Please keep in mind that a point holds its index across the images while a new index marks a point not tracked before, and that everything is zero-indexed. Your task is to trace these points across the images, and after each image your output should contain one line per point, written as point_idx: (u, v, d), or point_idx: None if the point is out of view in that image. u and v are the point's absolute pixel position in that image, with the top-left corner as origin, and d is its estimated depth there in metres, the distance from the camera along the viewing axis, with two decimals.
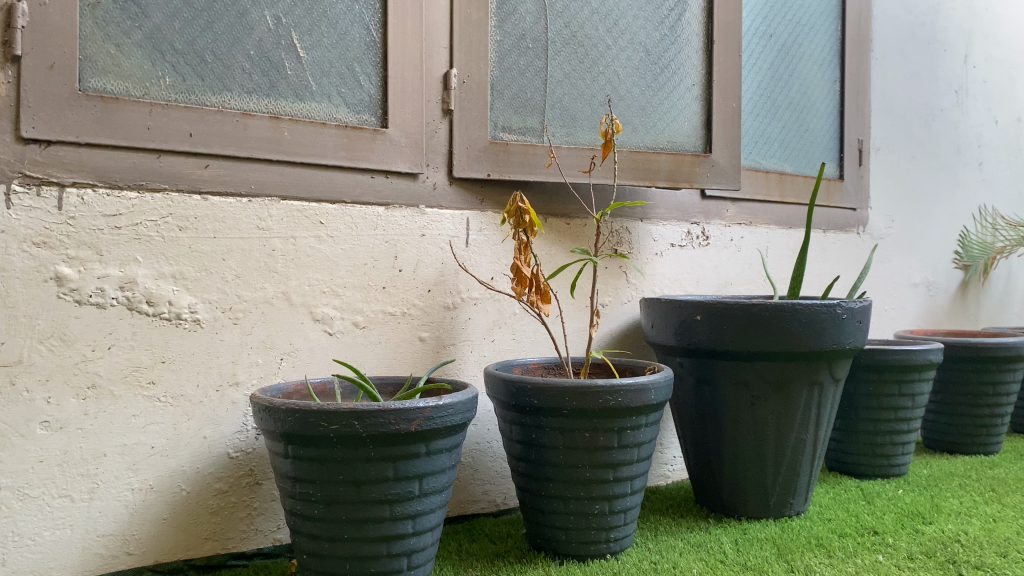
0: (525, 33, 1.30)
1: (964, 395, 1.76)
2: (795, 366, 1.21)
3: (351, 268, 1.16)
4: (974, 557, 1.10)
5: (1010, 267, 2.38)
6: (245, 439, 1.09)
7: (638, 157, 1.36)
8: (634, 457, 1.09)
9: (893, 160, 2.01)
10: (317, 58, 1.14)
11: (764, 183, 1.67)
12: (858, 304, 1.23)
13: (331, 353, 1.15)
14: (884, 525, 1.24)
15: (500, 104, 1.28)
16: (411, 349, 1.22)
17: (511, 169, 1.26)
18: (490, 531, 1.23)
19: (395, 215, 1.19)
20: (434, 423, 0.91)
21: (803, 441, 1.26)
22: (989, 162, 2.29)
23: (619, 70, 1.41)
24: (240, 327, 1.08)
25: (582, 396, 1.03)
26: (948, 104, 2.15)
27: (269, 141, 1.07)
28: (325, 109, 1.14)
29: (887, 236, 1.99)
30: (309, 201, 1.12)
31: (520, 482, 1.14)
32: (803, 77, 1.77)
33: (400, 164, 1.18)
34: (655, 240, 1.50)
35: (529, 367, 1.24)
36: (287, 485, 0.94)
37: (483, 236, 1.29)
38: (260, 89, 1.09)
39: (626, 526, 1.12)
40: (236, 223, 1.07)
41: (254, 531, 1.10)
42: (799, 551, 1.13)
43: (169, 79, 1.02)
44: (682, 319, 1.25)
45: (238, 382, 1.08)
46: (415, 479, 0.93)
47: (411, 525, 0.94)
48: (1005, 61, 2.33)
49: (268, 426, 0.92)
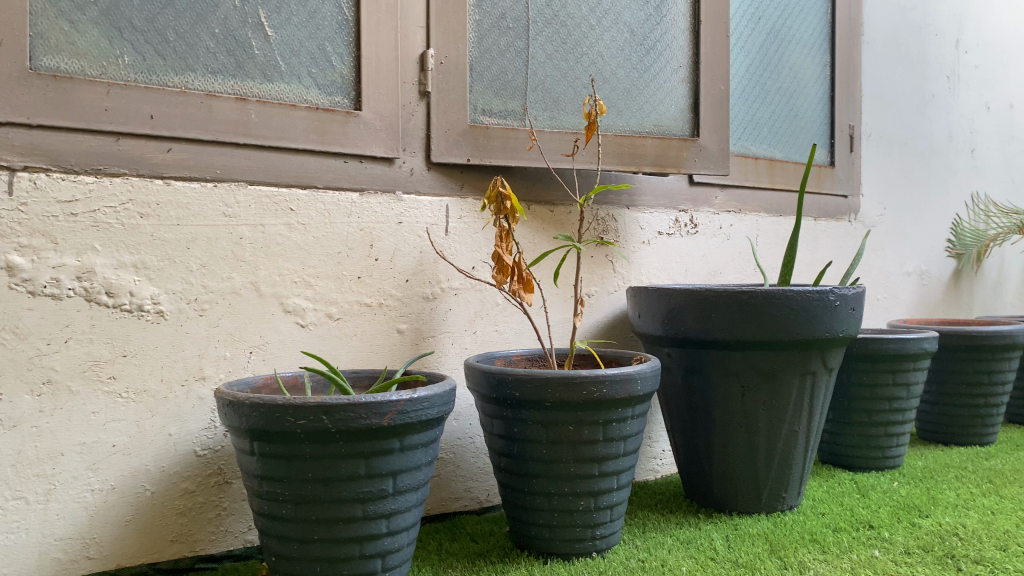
0: (505, 13, 1.25)
1: (959, 385, 1.72)
2: (786, 356, 1.17)
3: (324, 257, 1.11)
4: (973, 551, 1.06)
5: (1003, 256, 2.34)
6: (213, 436, 1.04)
7: (624, 141, 1.32)
8: (620, 451, 1.05)
9: (884, 146, 1.97)
10: (286, 38, 1.09)
11: (754, 170, 1.62)
12: (851, 290, 1.19)
13: (303, 345, 1.10)
14: (880, 519, 1.20)
15: (479, 86, 1.23)
16: (389, 342, 1.17)
17: (492, 154, 1.21)
18: (472, 529, 1.18)
19: (371, 202, 1.14)
20: (408, 417, 0.86)
21: (795, 433, 1.22)
22: (981, 148, 2.26)
23: (603, 52, 1.36)
24: (207, 319, 1.03)
25: (566, 387, 0.99)
26: (940, 90, 2.11)
27: (235, 123, 1.02)
28: (295, 91, 1.09)
29: (879, 224, 1.95)
30: (278, 186, 1.07)
31: (502, 477, 1.10)
32: (792, 61, 1.73)
33: (375, 148, 1.13)
34: (642, 228, 1.45)
35: (512, 360, 1.19)
36: (253, 484, 0.89)
37: (463, 224, 1.24)
38: (226, 69, 1.04)
39: (613, 523, 1.08)
40: (201, 210, 1.02)
41: (224, 532, 1.05)
42: (792, 547, 1.09)
43: (129, 59, 0.97)
44: (669, 308, 1.21)
45: (205, 376, 1.03)
46: (389, 476, 0.88)
47: (385, 525, 0.89)
48: (997, 46, 2.29)
49: (232, 422, 0.87)
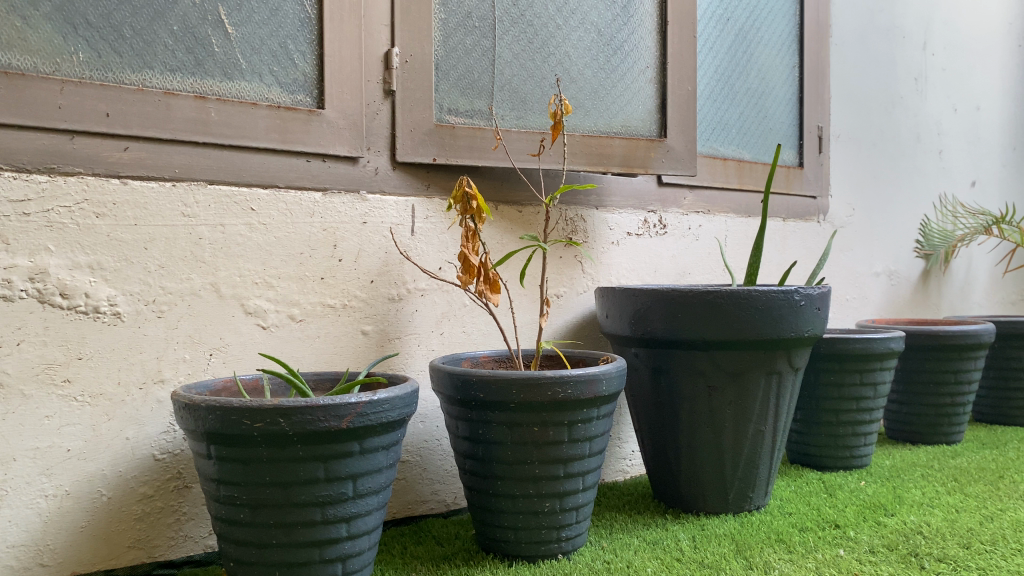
0: (471, 12, 1.25)
1: (927, 384, 1.73)
2: (752, 356, 1.17)
3: (286, 257, 1.09)
4: (937, 549, 1.07)
5: (970, 256, 2.37)
6: (172, 440, 1.02)
7: (591, 141, 1.31)
8: (586, 451, 1.04)
9: (853, 148, 1.98)
10: (247, 35, 1.07)
11: (722, 171, 1.63)
12: (816, 290, 1.19)
13: (265, 347, 1.08)
14: (846, 518, 1.21)
15: (445, 85, 1.23)
16: (353, 343, 1.16)
17: (458, 153, 1.20)
18: (438, 532, 1.17)
19: (334, 201, 1.13)
20: (368, 419, 0.85)
21: (762, 433, 1.22)
22: (948, 150, 2.28)
23: (570, 51, 1.36)
24: (165, 321, 1.01)
25: (530, 388, 0.98)
26: (907, 92, 2.12)
27: (194, 122, 1.00)
28: (256, 89, 1.08)
29: (848, 225, 1.97)
30: (238, 186, 1.05)
31: (467, 480, 1.09)
32: (760, 62, 1.74)
33: (339, 147, 1.12)
34: (611, 228, 1.45)
35: (478, 361, 1.18)
36: (210, 488, 0.87)
37: (429, 224, 1.23)
38: (185, 67, 1.02)
39: (579, 525, 1.07)
40: (159, 209, 1.00)
41: (184, 537, 1.03)
42: (758, 547, 1.09)
43: (83, 55, 0.95)
44: (636, 308, 1.20)
45: (164, 379, 1.01)
46: (349, 479, 0.87)
47: (345, 529, 0.88)
48: (963, 48, 2.31)
49: (189, 425, 0.85)
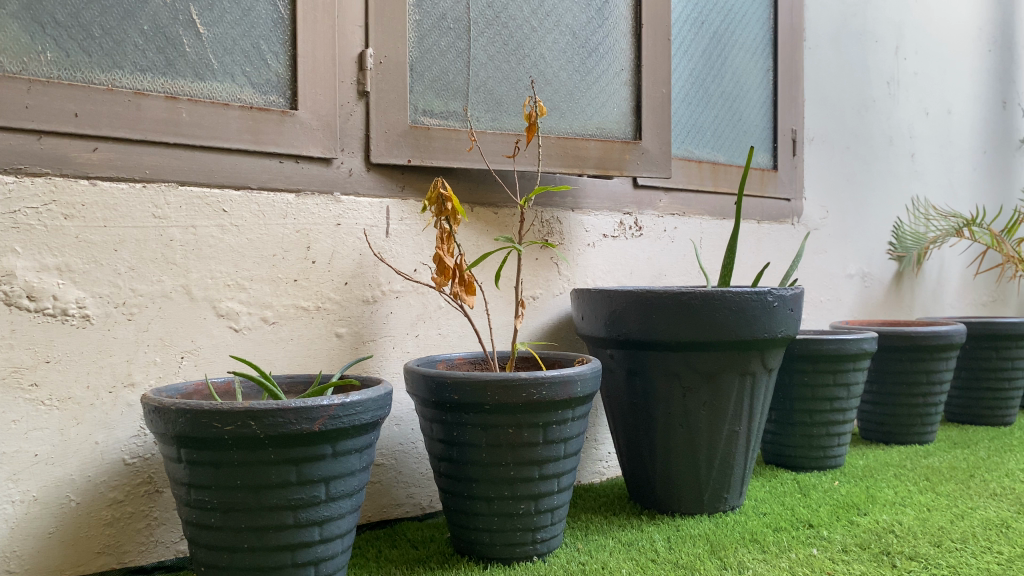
0: (445, 13, 1.24)
1: (899, 385, 1.75)
2: (726, 356, 1.18)
3: (258, 259, 1.09)
4: (908, 548, 1.08)
5: (942, 258, 2.40)
6: (143, 444, 1.01)
7: (567, 143, 1.32)
8: (561, 453, 1.04)
9: (826, 151, 2.00)
10: (219, 36, 1.06)
11: (697, 173, 1.64)
12: (789, 291, 1.20)
13: (237, 350, 1.07)
14: (820, 518, 1.21)
15: (420, 87, 1.22)
16: (327, 346, 1.15)
17: (433, 155, 1.20)
18: (413, 535, 1.17)
19: (307, 203, 1.12)
20: (341, 422, 0.85)
21: (736, 434, 1.23)
22: (921, 153, 2.30)
23: (545, 53, 1.36)
24: (135, 323, 1.00)
25: (505, 389, 0.98)
26: (880, 96, 2.14)
27: (165, 122, 0.99)
28: (228, 90, 1.07)
29: (822, 227, 1.98)
30: (210, 187, 1.05)
31: (442, 482, 1.08)
32: (735, 65, 1.75)
33: (312, 148, 1.11)
34: (587, 230, 1.45)
35: (454, 363, 1.18)
36: (181, 492, 0.86)
37: (404, 226, 1.22)
38: (155, 67, 1.01)
39: (554, 526, 1.07)
40: (129, 211, 0.99)
41: (155, 542, 1.02)
42: (732, 547, 1.09)
43: (51, 55, 0.94)
44: (611, 309, 1.21)
45: (134, 382, 1.00)
46: (322, 483, 0.86)
47: (317, 532, 0.87)
48: (935, 53, 2.34)
49: (159, 428, 0.84)
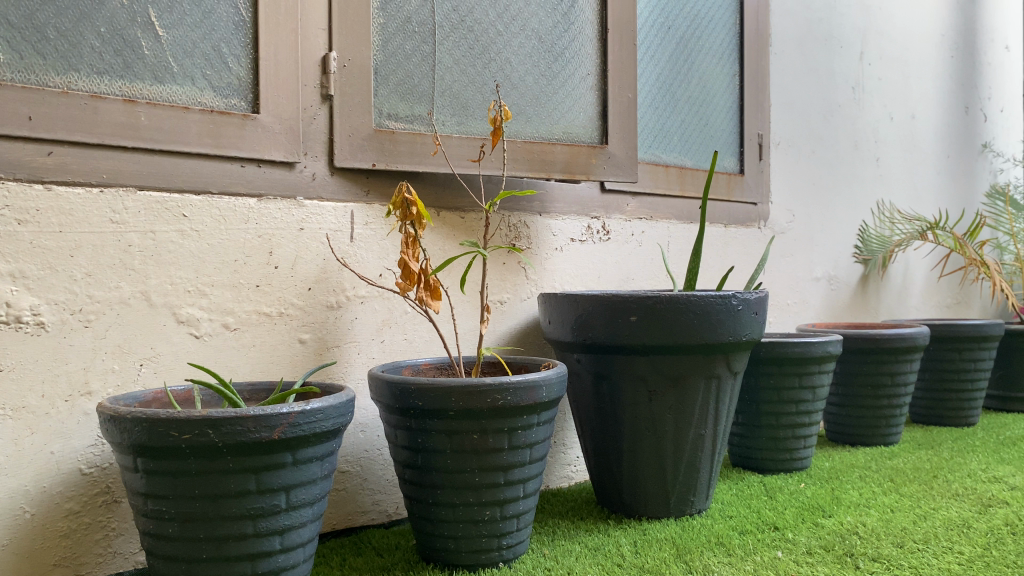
0: (410, 16, 1.24)
1: (864, 387, 1.77)
2: (691, 360, 1.18)
3: (219, 264, 1.07)
4: (871, 549, 1.08)
5: (907, 262, 2.43)
6: (100, 453, 0.99)
7: (533, 148, 1.32)
8: (526, 458, 1.04)
9: (793, 155, 2.02)
10: (178, 38, 1.05)
11: (664, 178, 1.64)
12: (753, 294, 1.20)
13: (197, 357, 1.06)
14: (785, 520, 1.22)
15: (384, 91, 1.21)
16: (290, 352, 1.14)
17: (398, 159, 1.19)
18: (378, 543, 1.15)
19: (269, 208, 1.11)
20: (301, 429, 0.84)
21: (702, 437, 1.23)
22: (885, 157, 2.33)
23: (511, 57, 1.36)
24: (92, 331, 0.98)
25: (469, 395, 0.97)
26: (845, 100, 2.17)
27: (122, 126, 0.98)
28: (188, 93, 1.05)
29: (788, 231, 2.00)
30: (169, 192, 1.03)
31: (407, 489, 1.07)
32: (701, 70, 1.76)
33: (275, 152, 1.10)
34: (554, 235, 1.45)
35: (419, 369, 1.17)
36: (138, 502, 0.85)
37: (369, 230, 1.21)
38: (113, 69, 0.99)
39: (520, 532, 1.07)
40: (86, 216, 0.97)
41: (113, 554, 1.00)
42: (698, 551, 1.09)
43: (3, 57, 0.92)
44: (578, 314, 1.20)
45: (91, 391, 0.98)
46: (282, 491, 0.85)
47: (278, 541, 0.86)
48: (899, 58, 2.37)
49: (114, 438, 0.83)
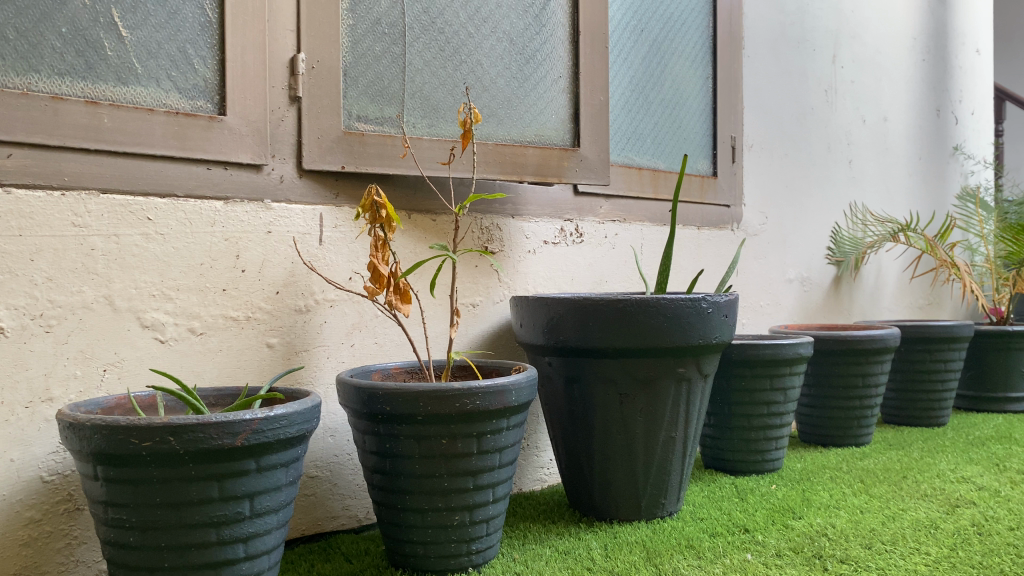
0: (380, 18, 1.23)
1: (835, 388, 1.78)
2: (662, 363, 1.18)
3: (185, 268, 1.06)
4: (840, 550, 1.09)
5: (879, 263, 2.45)
6: (62, 461, 0.98)
7: (505, 150, 1.31)
8: (496, 463, 1.03)
9: (766, 157, 2.03)
10: (142, 39, 1.03)
11: (637, 180, 1.65)
12: (723, 297, 1.21)
13: (162, 362, 1.05)
14: (755, 522, 1.22)
15: (354, 92, 1.20)
16: (258, 357, 1.13)
17: (368, 161, 1.18)
18: (348, 548, 1.15)
19: (236, 211, 1.10)
20: (265, 436, 0.83)
21: (673, 440, 1.23)
22: (858, 159, 2.35)
23: (482, 60, 1.35)
24: (54, 336, 0.96)
25: (437, 400, 0.96)
26: (818, 103, 2.18)
27: (85, 128, 0.96)
28: (153, 94, 1.04)
29: (761, 233, 2.01)
30: (134, 195, 1.02)
31: (376, 495, 1.06)
32: (674, 73, 1.76)
33: (241, 155, 1.09)
34: (527, 237, 1.45)
35: (389, 373, 1.16)
36: (99, 511, 0.83)
37: (338, 233, 1.21)
38: (75, 71, 0.98)
39: (489, 537, 1.06)
40: (47, 219, 0.95)
41: (75, 562, 0.98)
42: (668, 553, 1.09)
43: None
44: (549, 317, 1.20)
45: (53, 397, 0.97)
46: (246, 498, 0.84)
47: (242, 549, 0.85)
48: (871, 61, 2.39)
49: (74, 445, 0.81)
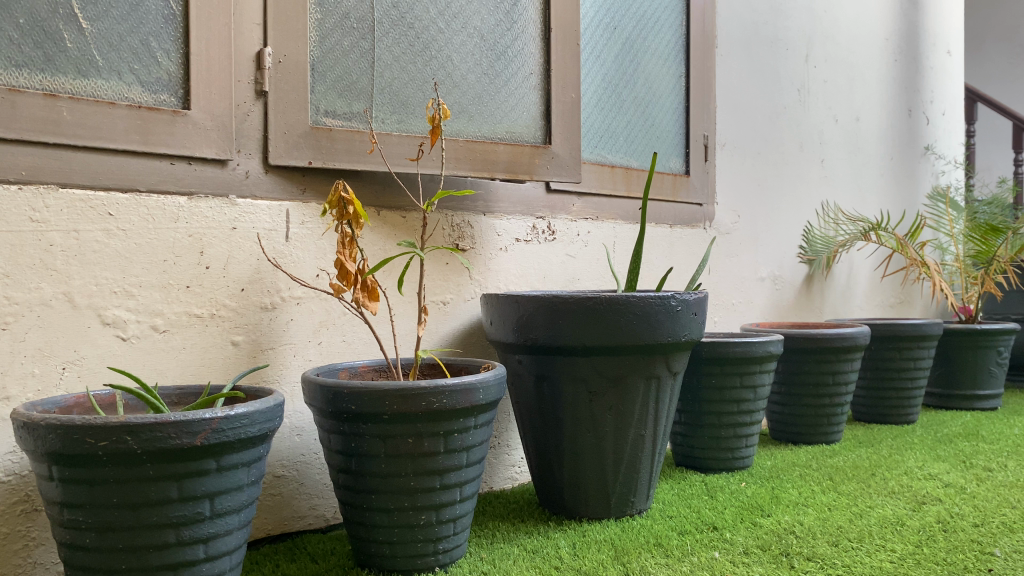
0: (348, 12, 1.21)
1: (806, 386, 1.79)
2: (631, 361, 1.18)
3: (148, 265, 1.04)
4: (807, 548, 1.09)
5: (851, 262, 2.47)
6: (18, 461, 0.96)
7: (474, 147, 1.31)
8: (463, 462, 1.03)
9: (739, 156, 2.03)
10: (104, 31, 1.01)
11: (610, 178, 1.65)
12: (692, 295, 1.21)
13: (123, 360, 1.03)
14: (724, 520, 1.23)
15: (322, 88, 1.19)
16: (223, 355, 1.11)
17: (335, 157, 1.17)
18: (314, 548, 1.13)
19: (201, 206, 1.08)
20: (225, 435, 0.81)
21: (642, 438, 1.23)
22: (830, 158, 2.36)
23: (452, 55, 1.34)
24: (10, 334, 0.94)
25: (403, 399, 0.95)
26: (791, 102, 2.19)
27: (43, 121, 0.94)
28: (115, 88, 1.02)
29: (733, 231, 2.02)
30: (94, 190, 1.00)
31: (342, 494, 1.05)
32: (647, 71, 1.76)
33: (206, 150, 1.07)
34: (499, 234, 1.44)
35: (357, 371, 1.15)
36: (55, 513, 0.82)
37: (305, 229, 1.19)
38: (32, 63, 0.96)
39: (457, 536, 1.06)
40: (4, 214, 0.93)
41: (33, 564, 0.97)
42: (636, 552, 1.09)
43: None
44: (519, 315, 1.19)
45: (9, 396, 0.95)
46: (206, 498, 0.83)
47: (202, 550, 0.84)
48: (843, 60, 2.40)
49: (28, 446, 0.80)
